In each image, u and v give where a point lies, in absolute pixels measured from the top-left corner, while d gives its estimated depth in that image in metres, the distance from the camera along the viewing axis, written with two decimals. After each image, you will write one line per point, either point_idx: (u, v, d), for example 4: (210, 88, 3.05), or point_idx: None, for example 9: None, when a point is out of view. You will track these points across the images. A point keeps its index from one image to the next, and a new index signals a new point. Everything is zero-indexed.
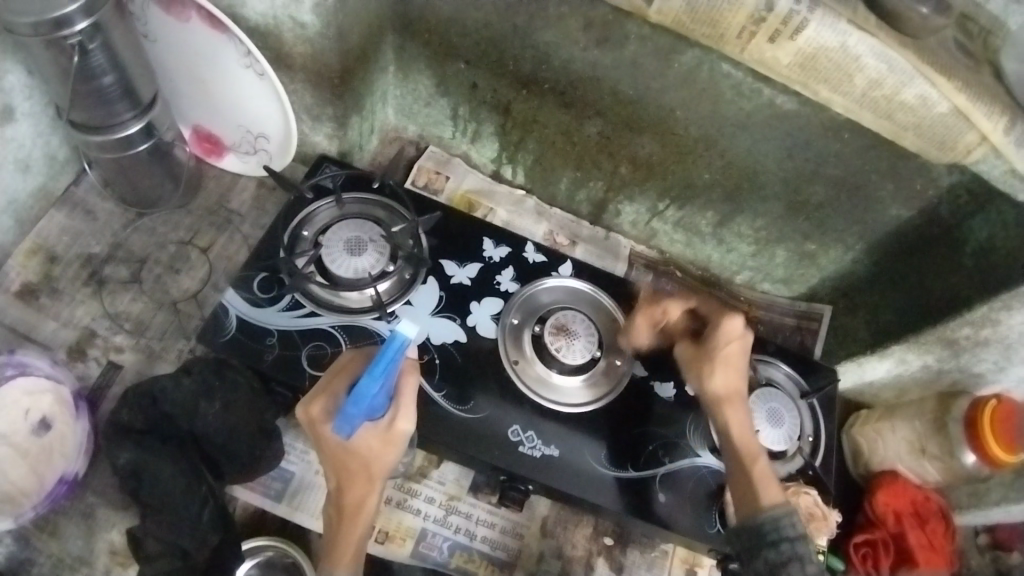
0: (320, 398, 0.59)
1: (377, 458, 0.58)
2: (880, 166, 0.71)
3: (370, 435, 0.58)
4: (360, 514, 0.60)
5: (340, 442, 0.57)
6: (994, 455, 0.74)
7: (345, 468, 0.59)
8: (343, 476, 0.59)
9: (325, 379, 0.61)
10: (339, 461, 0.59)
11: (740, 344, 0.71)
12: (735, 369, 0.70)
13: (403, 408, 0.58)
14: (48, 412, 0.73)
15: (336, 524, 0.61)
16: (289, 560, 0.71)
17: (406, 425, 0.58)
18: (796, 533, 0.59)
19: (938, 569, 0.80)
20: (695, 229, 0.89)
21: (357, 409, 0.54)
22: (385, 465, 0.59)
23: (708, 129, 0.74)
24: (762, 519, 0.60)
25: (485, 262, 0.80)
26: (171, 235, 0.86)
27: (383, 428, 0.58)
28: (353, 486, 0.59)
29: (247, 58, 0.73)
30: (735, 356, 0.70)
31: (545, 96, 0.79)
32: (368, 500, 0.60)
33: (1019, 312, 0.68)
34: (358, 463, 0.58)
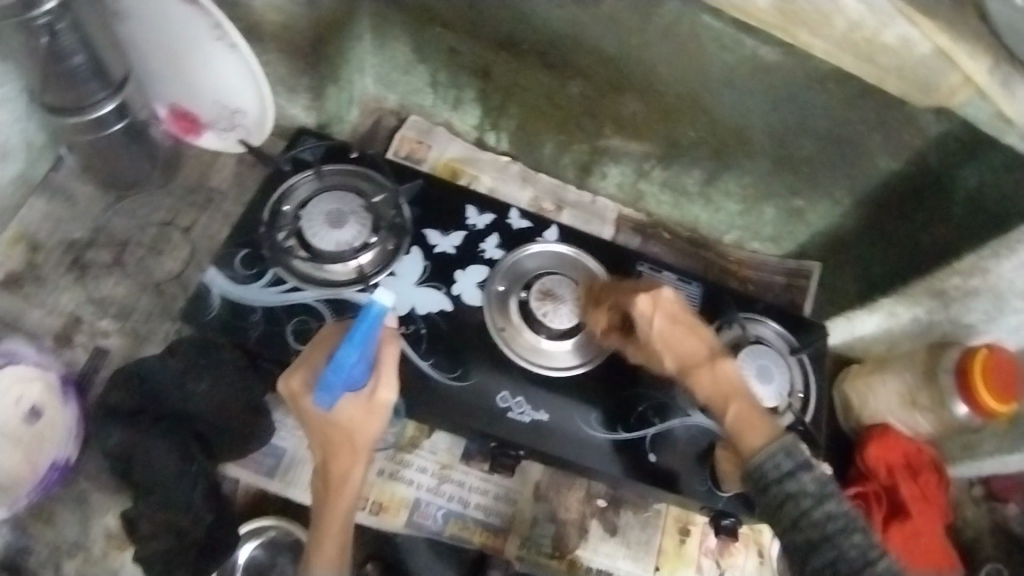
0: (297, 370, 0.59)
1: (361, 429, 0.58)
2: (866, 118, 0.70)
3: (352, 406, 0.58)
4: (346, 487, 0.60)
5: (322, 413, 0.57)
6: (987, 405, 0.73)
7: (329, 441, 0.59)
8: (327, 449, 0.59)
9: (300, 352, 0.61)
10: (322, 433, 0.59)
11: (659, 313, 0.62)
12: (677, 337, 0.61)
13: (384, 377, 0.59)
14: (37, 400, 0.72)
15: (323, 497, 0.61)
16: (293, 538, 0.73)
17: (388, 395, 0.58)
18: (781, 472, 0.50)
19: (932, 520, 0.81)
20: (682, 190, 0.88)
21: (337, 377, 0.54)
22: (370, 436, 0.59)
23: (691, 86, 0.73)
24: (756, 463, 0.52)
25: (469, 230, 0.79)
26: (151, 216, 0.85)
27: (365, 399, 0.58)
28: (337, 460, 0.59)
29: (217, 31, 0.71)
30: (667, 326, 0.61)
31: (526, 59, 0.78)
32: (354, 473, 0.59)
33: (1009, 262, 0.67)
34: (341, 435, 0.58)
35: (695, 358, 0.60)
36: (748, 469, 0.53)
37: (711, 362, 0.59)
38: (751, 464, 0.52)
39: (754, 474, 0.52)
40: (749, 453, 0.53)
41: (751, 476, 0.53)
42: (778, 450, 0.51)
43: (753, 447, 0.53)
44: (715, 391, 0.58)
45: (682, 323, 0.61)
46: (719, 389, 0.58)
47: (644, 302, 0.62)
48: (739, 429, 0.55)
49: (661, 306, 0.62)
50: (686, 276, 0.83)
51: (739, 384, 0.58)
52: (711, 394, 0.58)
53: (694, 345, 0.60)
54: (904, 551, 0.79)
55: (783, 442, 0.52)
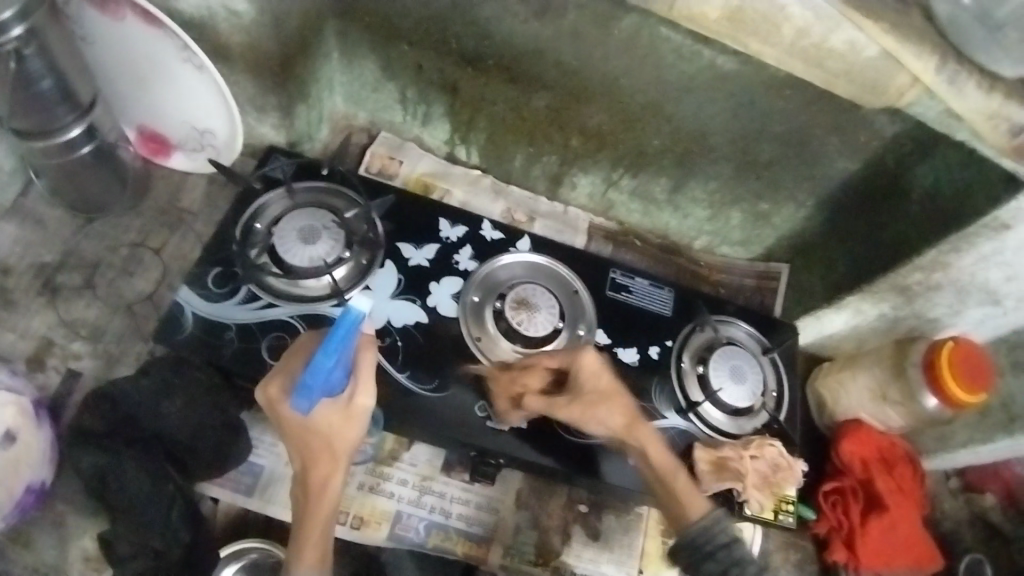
0: (275, 376, 0.59)
1: (339, 434, 0.59)
2: (821, 121, 0.72)
3: (331, 411, 0.58)
4: (326, 492, 0.60)
5: (301, 418, 0.58)
6: (957, 398, 0.75)
7: (308, 446, 0.59)
8: (307, 455, 0.60)
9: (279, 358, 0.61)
10: (301, 439, 0.59)
11: (605, 372, 0.71)
12: (618, 398, 0.70)
13: (362, 383, 0.59)
14: (10, 424, 0.71)
15: (303, 503, 0.61)
16: (275, 560, 0.70)
17: (366, 401, 0.59)
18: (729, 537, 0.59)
19: (909, 512, 0.82)
20: (651, 197, 0.90)
21: (314, 381, 0.55)
22: (349, 441, 0.59)
23: (653, 95, 0.75)
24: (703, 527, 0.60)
25: (442, 242, 0.80)
26: (123, 238, 0.84)
27: (343, 405, 0.58)
28: (317, 465, 0.59)
29: (185, 52, 0.72)
30: (611, 385, 0.70)
31: (491, 74, 0.79)
32: (334, 478, 0.60)
33: (967, 254, 0.70)
34: (320, 441, 0.59)
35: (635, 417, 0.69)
36: (692, 534, 0.60)
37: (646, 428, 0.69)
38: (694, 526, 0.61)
39: (702, 539, 0.59)
40: (693, 513, 0.62)
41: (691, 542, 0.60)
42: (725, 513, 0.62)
43: (696, 509, 0.62)
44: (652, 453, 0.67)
45: (619, 386, 0.71)
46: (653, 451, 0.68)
47: (595, 359, 0.70)
48: (678, 497, 0.64)
49: (603, 367, 0.71)
50: (658, 282, 0.84)
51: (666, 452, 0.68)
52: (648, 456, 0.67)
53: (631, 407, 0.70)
54: (881, 545, 0.81)
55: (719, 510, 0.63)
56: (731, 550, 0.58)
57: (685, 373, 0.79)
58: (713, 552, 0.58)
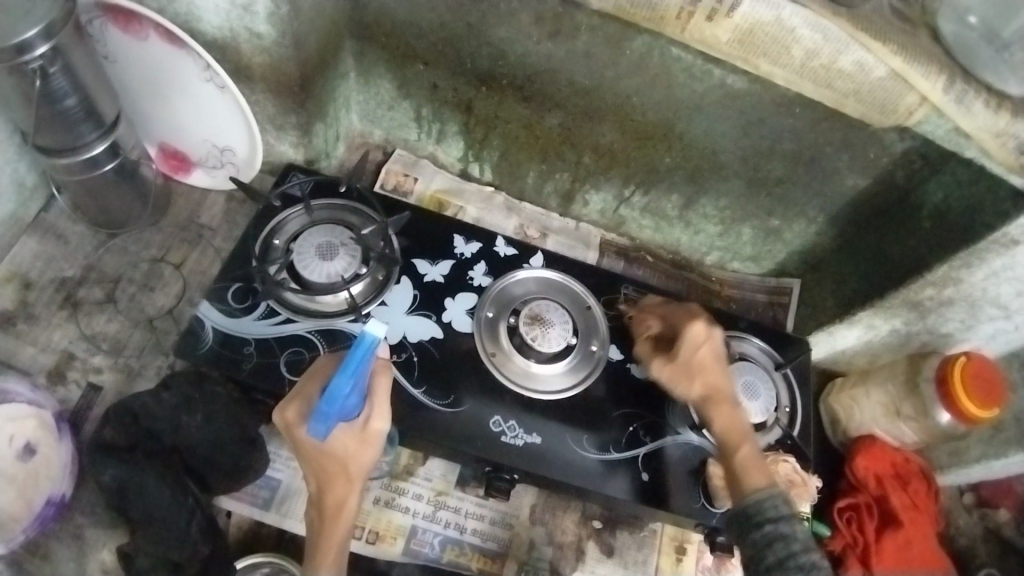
0: (292, 402, 0.59)
1: (354, 458, 0.60)
2: (832, 139, 0.73)
3: (346, 436, 0.59)
4: (342, 514, 0.61)
5: (317, 444, 0.58)
6: (969, 412, 0.75)
7: (323, 469, 0.60)
8: (323, 478, 0.60)
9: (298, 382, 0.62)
10: (317, 463, 0.60)
11: (708, 346, 0.69)
12: (710, 372, 0.68)
13: (377, 407, 0.59)
14: (31, 437, 0.73)
15: (320, 524, 0.62)
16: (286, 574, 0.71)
17: (380, 425, 0.59)
18: (777, 517, 0.57)
19: (925, 529, 0.82)
20: (662, 214, 0.91)
21: (330, 408, 0.55)
22: (364, 465, 0.60)
23: (665, 113, 0.76)
24: (749, 502, 0.60)
25: (457, 259, 0.81)
26: (143, 253, 0.86)
27: (359, 429, 0.59)
28: (334, 487, 0.60)
29: (207, 72, 0.74)
30: (709, 359, 0.69)
31: (504, 93, 0.81)
32: (350, 500, 0.61)
33: (978, 270, 0.70)
34: (336, 464, 0.60)
35: (722, 395, 0.68)
36: (744, 507, 0.60)
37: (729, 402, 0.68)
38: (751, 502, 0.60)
39: (750, 508, 0.59)
40: (749, 492, 0.61)
41: (744, 514, 0.59)
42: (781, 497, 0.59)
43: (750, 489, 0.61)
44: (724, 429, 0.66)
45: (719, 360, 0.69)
46: (730, 428, 0.66)
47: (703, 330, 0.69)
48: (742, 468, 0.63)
49: (709, 342, 0.69)
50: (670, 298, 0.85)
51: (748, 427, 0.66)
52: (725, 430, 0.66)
53: (722, 385, 0.68)
54: (898, 561, 0.80)
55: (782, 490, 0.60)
56: (778, 525, 0.57)
57: None
58: (759, 523, 0.58)
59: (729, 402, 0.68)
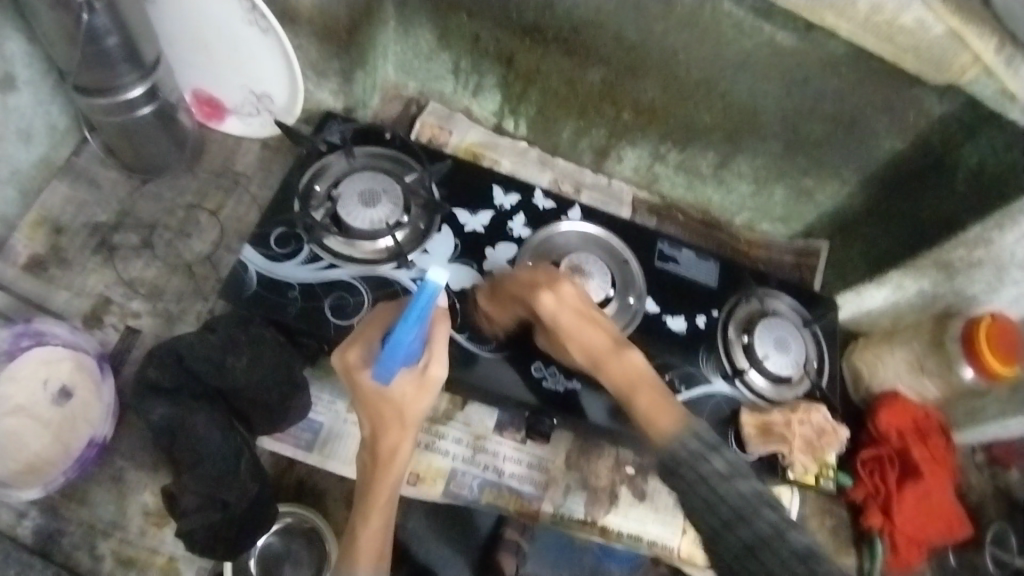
0: (354, 351, 0.59)
1: (412, 405, 0.59)
2: (874, 101, 0.74)
3: (405, 381, 0.59)
4: (395, 461, 0.60)
5: (377, 389, 0.58)
6: (992, 368, 0.76)
7: (378, 416, 0.59)
8: (377, 425, 0.60)
9: (354, 330, 0.62)
10: (372, 407, 0.59)
11: (563, 306, 0.63)
12: (577, 332, 0.62)
13: (437, 353, 0.60)
14: (68, 380, 0.72)
15: (371, 472, 0.61)
16: (308, 525, 0.73)
17: (439, 371, 0.59)
18: (694, 453, 0.50)
19: (942, 480, 0.83)
20: (696, 172, 0.92)
21: (395, 352, 0.55)
22: (420, 412, 0.59)
23: (708, 71, 0.77)
24: (667, 452, 0.52)
25: (496, 210, 0.81)
26: (179, 200, 0.85)
27: (417, 375, 0.59)
28: (387, 433, 0.59)
29: (251, 15, 0.73)
30: (569, 320, 0.62)
31: (548, 45, 0.80)
32: (402, 448, 0.60)
33: (1010, 232, 0.72)
34: (391, 410, 0.58)
35: (603, 350, 0.61)
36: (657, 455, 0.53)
37: (614, 352, 0.60)
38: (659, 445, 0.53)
39: (667, 460, 0.51)
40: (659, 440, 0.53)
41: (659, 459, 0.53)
42: (684, 433, 0.52)
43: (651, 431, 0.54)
44: (615, 378, 0.59)
45: (586, 318, 0.62)
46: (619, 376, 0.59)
47: (543, 295, 0.63)
48: (647, 412, 0.55)
49: (562, 300, 0.63)
50: (703, 253, 0.86)
51: (644, 369, 0.59)
52: (621, 381, 0.58)
53: (595, 337, 0.61)
54: (916, 509, 0.82)
55: (692, 427, 0.52)
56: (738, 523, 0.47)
57: (731, 341, 0.81)
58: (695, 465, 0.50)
59: (610, 351, 0.60)
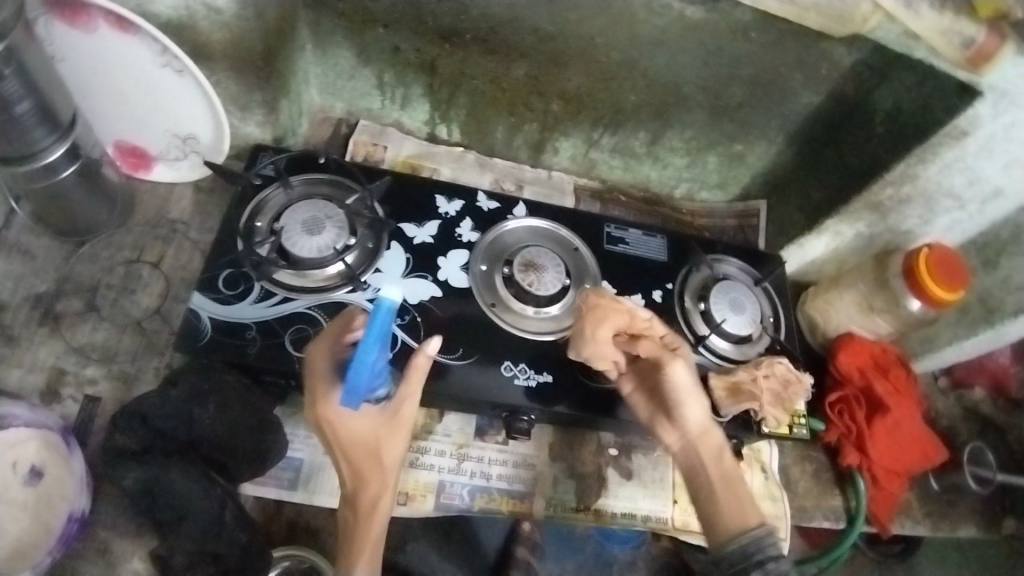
0: (321, 385, 0.58)
1: (387, 447, 0.60)
2: (788, 60, 0.78)
3: (379, 425, 0.60)
4: (377, 510, 0.60)
5: (353, 434, 0.59)
6: (936, 296, 0.80)
7: (357, 462, 0.60)
8: (356, 472, 0.60)
9: (305, 360, 0.60)
10: (349, 454, 0.60)
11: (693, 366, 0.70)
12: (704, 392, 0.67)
13: (406, 396, 0.61)
14: (37, 459, 0.68)
15: (351, 523, 0.60)
16: (308, 565, 0.73)
17: (411, 412, 0.62)
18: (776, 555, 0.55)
19: (909, 409, 0.87)
20: (631, 152, 0.94)
21: (358, 377, 0.54)
22: (396, 454, 0.61)
23: (628, 52, 0.79)
24: (750, 539, 0.56)
25: (442, 218, 0.82)
26: (117, 256, 0.82)
27: (390, 417, 0.61)
28: (371, 472, 0.60)
29: (164, 56, 0.73)
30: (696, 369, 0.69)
31: (468, 47, 0.81)
32: (384, 493, 0.60)
33: (932, 163, 0.76)
34: (369, 455, 0.60)
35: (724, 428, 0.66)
36: (739, 542, 0.56)
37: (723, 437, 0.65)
38: (748, 536, 0.57)
39: (754, 543, 0.56)
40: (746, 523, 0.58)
41: (734, 550, 0.56)
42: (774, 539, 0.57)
43: (733, 527, 0.58)
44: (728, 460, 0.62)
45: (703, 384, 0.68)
46: (710, 452, 0.62)
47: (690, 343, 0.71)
48: (742, 500, 0.59)
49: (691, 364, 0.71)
50: (650, 230, 0.88)
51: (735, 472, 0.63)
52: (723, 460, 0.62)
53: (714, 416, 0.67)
54: (890, 442, 0.85)
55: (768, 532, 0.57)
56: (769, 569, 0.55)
57: (689, 311, 0.83)
58: (758, 560, 0.55)
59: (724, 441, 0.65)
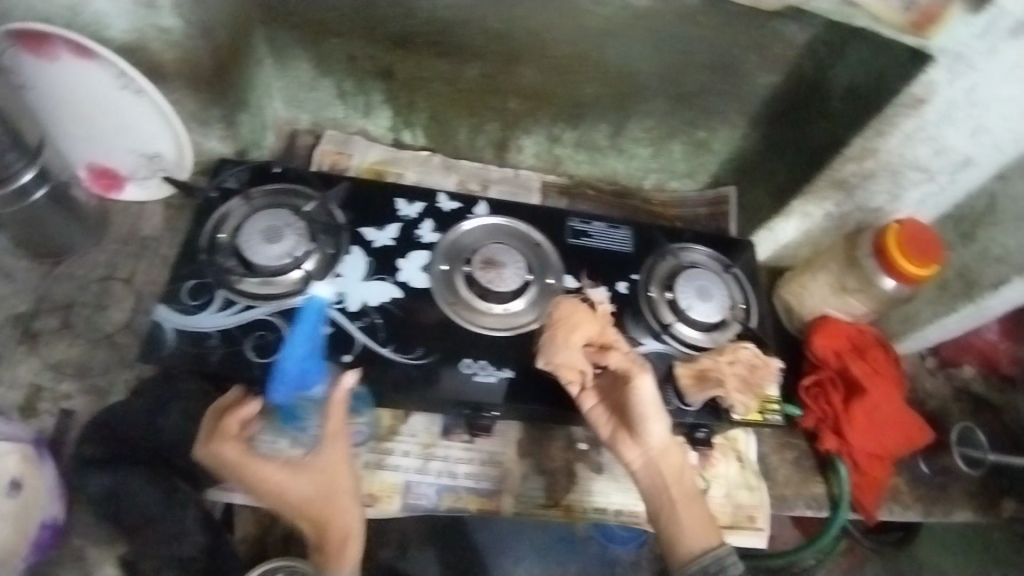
0: (252, 463, 0.61)
1: (335, 486, 0.64)
2: (738, 41, 0.77)
3: (316, 473, 0.63)
4: (348, 542, 0.63)
5: (295, 493, 0.62)
6: (909, 271, 0.78)
7: (314, 512, 0.63)
8: (316, 521, 0.63)
9: (218, 451, 0.61)
10: (304, 509, 0.63)
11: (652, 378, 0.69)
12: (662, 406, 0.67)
13: (332, 434, 0.64)
14: (16, 472, 0.67)
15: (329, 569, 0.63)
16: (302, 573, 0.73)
17: (342, 446, 0.64)
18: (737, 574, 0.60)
19: (890, 391, 0.85)
20: (595, 145, 0.94)
21: (286, 366, 0.63)
22: (346, 486, 0.64)
23: (579, 45, 0.79)
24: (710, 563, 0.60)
25: (402, 221, 0.82)
26: (92, 274, 0.85)
27: (322, 461, 0.64)
28: (330, 517, 0.63)
29: (122, 79, 0.75)
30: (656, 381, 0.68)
31: (420, 50, 0.82)
32: (350, 525, 0.63)
33: (891, 135, 0.75)
34: (320, 501, 0.63)
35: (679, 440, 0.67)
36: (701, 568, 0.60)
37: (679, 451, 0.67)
38: (709, 558, 0.60)
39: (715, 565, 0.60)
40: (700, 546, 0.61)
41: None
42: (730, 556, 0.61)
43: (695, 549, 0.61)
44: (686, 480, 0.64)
45: None
46: (670, 470, 0.64)
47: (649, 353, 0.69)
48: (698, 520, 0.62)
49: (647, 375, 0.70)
50: (615, 222, 0.88)
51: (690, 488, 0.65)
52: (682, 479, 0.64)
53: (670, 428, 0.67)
54: (869, 426, 0.83)
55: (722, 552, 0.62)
56: None
57: (655, 300, 0.82)
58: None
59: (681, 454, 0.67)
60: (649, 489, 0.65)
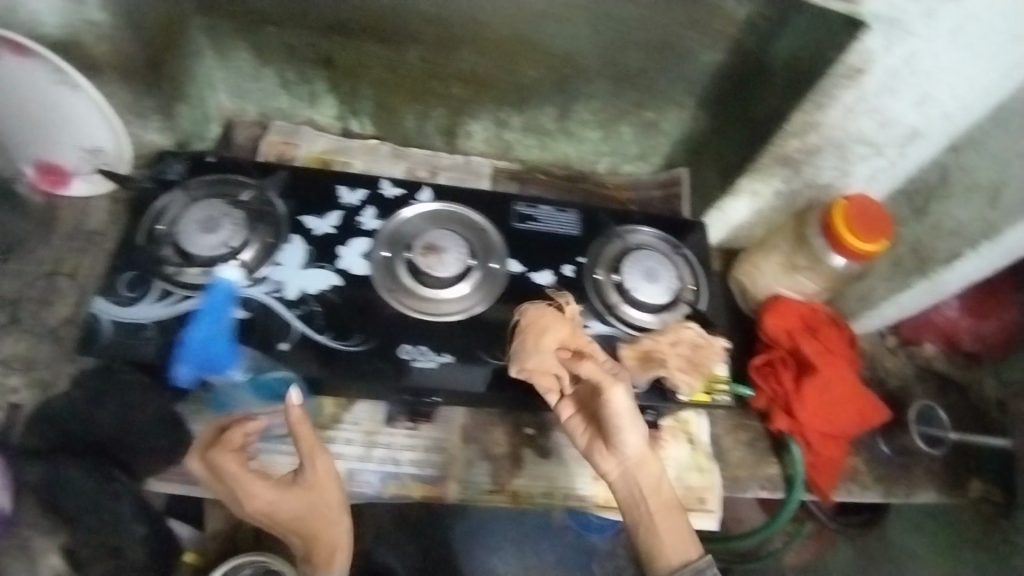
0: (250, 482, 0.61)
1: (322, 500, 0.65)
2: (675, 19, 0.76)
3: (304, 489, 0.64)
4: (336, 554, 0.65)
5: (285, 508, 0.63)
6: (856, 247, 0.76)
7: (302, 526, 0.64)
8: (304, 533, 0.65)
9: (217, 465, 0.61)
10: (295, 524, 0.64)
11: None
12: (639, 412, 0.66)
13: (314, 453, 0.64)
14: None
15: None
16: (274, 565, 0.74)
17: (327, 462, 0.65)
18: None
19: (843, 369, 0.84)
20: (543, 130, 0.94)
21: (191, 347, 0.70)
22: (334, 499, 0.66)
23: (516, 27, 0.78)
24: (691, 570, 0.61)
25: (344, 208, 0.82)
26: (38, 270, 0.85)
27: (310, 478, 0.64)
28: (321, 532, 0.64)
29: (58, 74, 0.73)
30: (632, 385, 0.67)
31: (358, 36, 0.82)
32: (338, 537, 0.65)
33: (831, 109, 0.74)
34: (310, 516, 0.64)
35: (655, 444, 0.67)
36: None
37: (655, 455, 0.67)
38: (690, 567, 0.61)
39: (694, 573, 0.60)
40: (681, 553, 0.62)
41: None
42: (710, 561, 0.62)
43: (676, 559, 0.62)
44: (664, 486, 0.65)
45: None
46: (648, 480, 0.64)
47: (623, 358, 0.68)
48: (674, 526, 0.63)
49: None
50: (562, 206, 0.87)
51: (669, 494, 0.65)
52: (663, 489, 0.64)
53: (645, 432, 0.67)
54: (822, 404, 0.83)
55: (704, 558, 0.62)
56: None
57: (601, 283, 0.81)
58: None
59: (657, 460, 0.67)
60: (629, 500, 0.65)
